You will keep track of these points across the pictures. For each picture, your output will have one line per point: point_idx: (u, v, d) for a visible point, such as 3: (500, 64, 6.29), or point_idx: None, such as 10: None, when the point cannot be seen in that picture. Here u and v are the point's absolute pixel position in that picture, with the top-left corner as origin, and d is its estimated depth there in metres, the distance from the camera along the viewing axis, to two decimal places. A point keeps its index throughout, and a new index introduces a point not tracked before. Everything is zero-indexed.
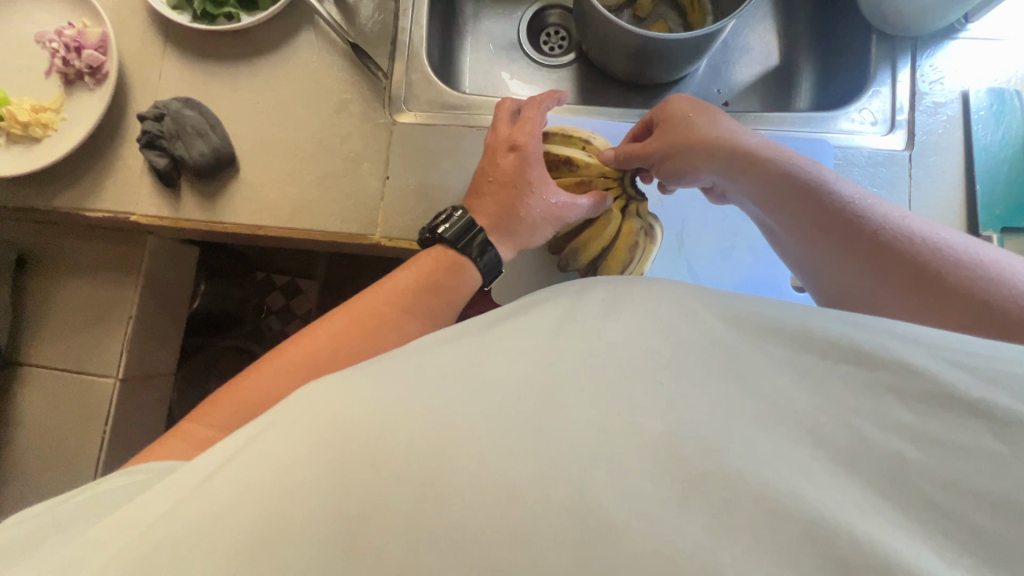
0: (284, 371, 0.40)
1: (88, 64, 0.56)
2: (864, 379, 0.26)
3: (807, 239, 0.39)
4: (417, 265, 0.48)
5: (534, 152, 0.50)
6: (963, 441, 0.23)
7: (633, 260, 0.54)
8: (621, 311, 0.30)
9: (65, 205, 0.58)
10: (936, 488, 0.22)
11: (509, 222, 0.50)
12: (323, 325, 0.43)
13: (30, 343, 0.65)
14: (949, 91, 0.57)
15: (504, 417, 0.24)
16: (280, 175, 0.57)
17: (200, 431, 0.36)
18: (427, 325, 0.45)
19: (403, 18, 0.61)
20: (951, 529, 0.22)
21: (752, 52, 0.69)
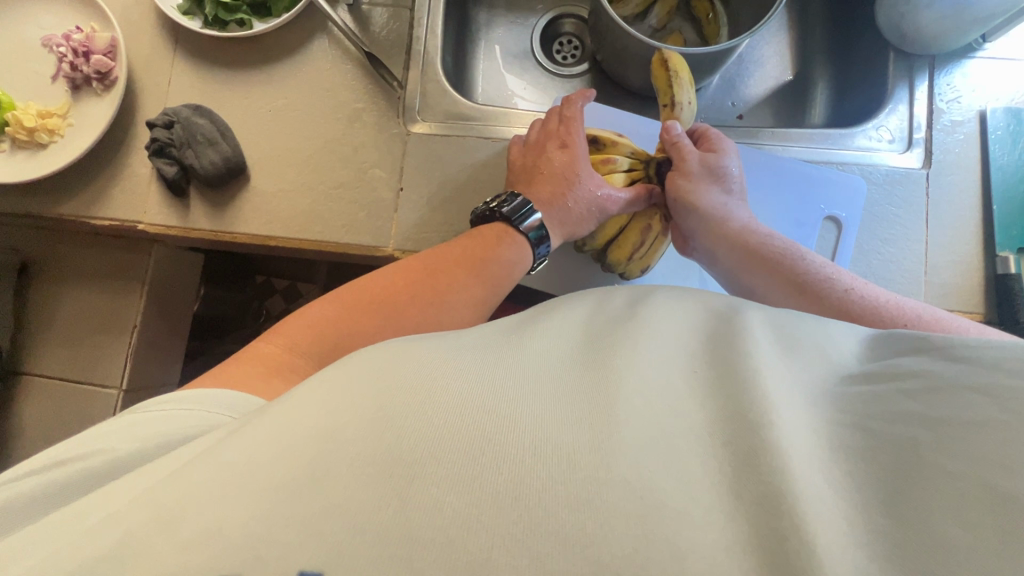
0: (348, 309, 0.40)
1: (96, 69, 0.55)
2: (873, 384, 0.26)
3: (793, 287, 0.44)
4: (482, 234, 0.49)
5: (583, 151, 0.52)
6: (969, 417, 0.23)
7: (644, 245, 0.54)
8: (646, 318, 0.31)
9: (71, 213, 0.57)
10: (949, 460, 0.21)
11: (559, 209, 0.50)
12: (393, 271, 0.44)
13: (32, 352, 0.64)
14: (966, 110, 0.57)
15: (524, 398, 0.24)
16: (291, 185, 0.56)
17: (261, 355, 0.35)
18: (487, 290, 0.45)
19: (417, 27, 0.60)
20: (970, 496, 0.20)
21: (766, 65, 0.69)
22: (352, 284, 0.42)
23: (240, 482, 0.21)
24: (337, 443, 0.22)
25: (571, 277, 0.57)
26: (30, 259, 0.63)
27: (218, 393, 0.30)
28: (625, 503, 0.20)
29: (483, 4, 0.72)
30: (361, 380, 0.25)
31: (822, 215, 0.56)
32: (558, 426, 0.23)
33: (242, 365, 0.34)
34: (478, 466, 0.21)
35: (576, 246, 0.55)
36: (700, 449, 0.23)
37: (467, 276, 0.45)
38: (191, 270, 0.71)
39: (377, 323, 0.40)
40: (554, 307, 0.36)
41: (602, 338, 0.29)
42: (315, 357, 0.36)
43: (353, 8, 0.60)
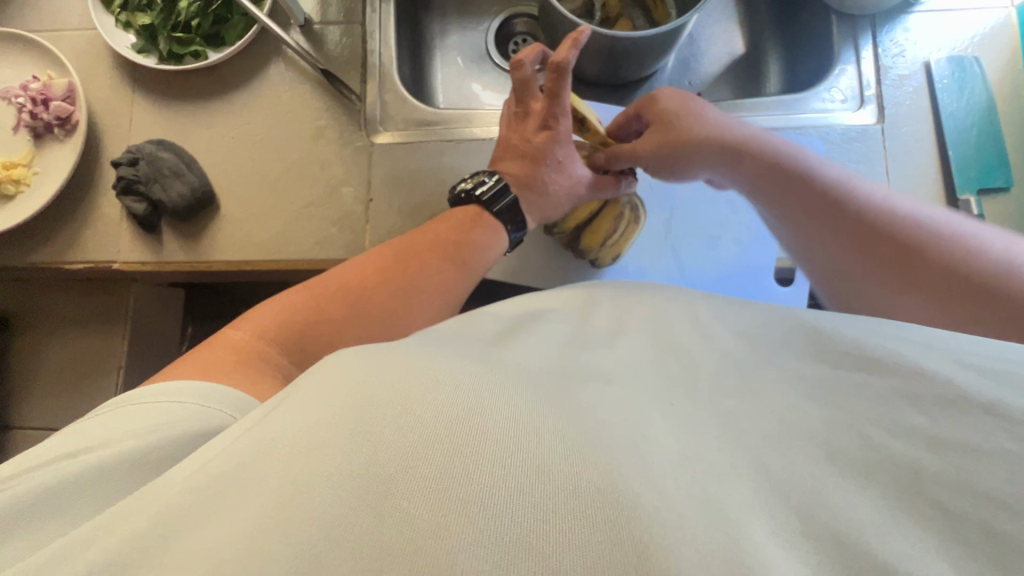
0: (318, 297, 0.40)
1: (56, 115, 0.56)
2: (868, 390, 0.26)
3: (795, 226, 0.45)
4: (454, 217, 0.49)
5: (569, 126, 0.49)
6: (976, 445, 0.22)
7: (617, 231, 0.55)
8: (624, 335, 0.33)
9: (45, 259, 0.57)
10: (949, 497, 0.21)
11: (534, 194, 0.51)
12: (362, 258, 0.44)
13: (19, 403, 0.64)
14: (912, 63, 0.58)
15: (496, 406, 0.23)
16: (261, 208, 0.57)
17: (239, 338, 0.37)
18: (459, 273, 0.46)
19: (371, 41, 0.61)
20: (962, 529, 0.21)
21: (717, 42, 0.71)
22: (321, 275, 0.42)
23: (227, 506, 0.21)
24: (315, 457, 0.22)
25: (548, 269, 0.58)
26: (10, 311, 0.62)
27: (199, 384, 0.32)
28: (602, 511, 0.20)
29: (435, 13, 0.73)
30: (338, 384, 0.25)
31: None
32: (541, 448, 0.22)
33: (216, 354, 0.35)
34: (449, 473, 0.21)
35: (547, 228, 0.56)
36: (701, 473, 0.22)
37: (440, 261, 0.45)
38: (174, 304, 0.71)
39: (347, 309, 0.40)
40: (539, 316, 0.35)
41: (586, 354, 0.30)
42: (284, 347, 0.37)
43: (306, 29, 0.61)
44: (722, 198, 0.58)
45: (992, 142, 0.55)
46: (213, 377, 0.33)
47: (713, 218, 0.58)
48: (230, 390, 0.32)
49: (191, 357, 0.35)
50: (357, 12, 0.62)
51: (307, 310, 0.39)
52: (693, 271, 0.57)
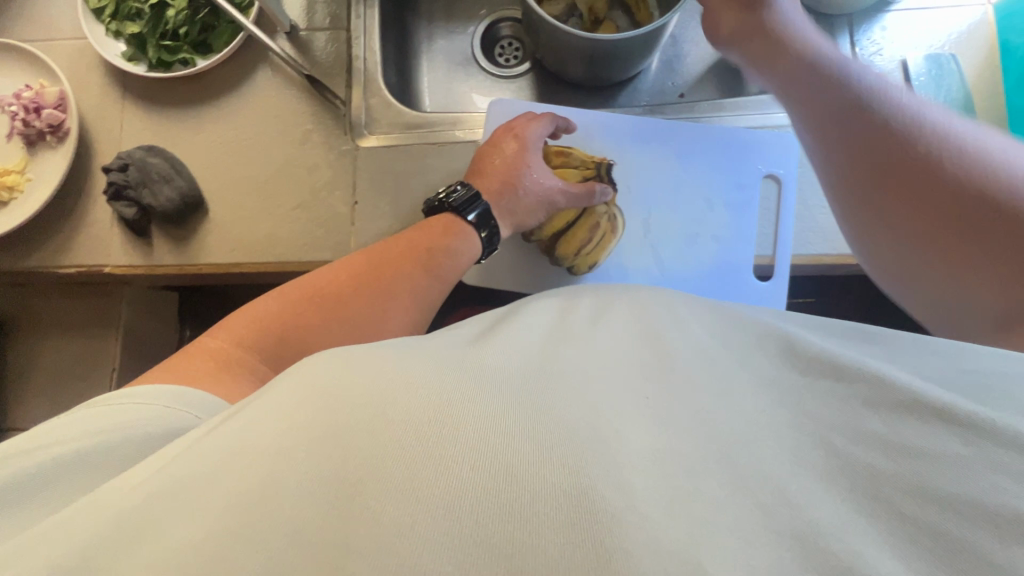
0: (292, 303, 0.42)
1: (48, 122, 0.57)
2: (839, 394, 0.27)
3: (842, 154, 0.43)
4: (431, 225, 0.50)
5: (535, 143, 0.54)
6: (931, 449, 0.24)
7: (591, 241, 0.56)
8: (611, 321, 0.33)
9: (38, 264, 0.58)
10: (900, 493, 0.23)
11: (510, 199, 0.53)
12: (337, 262, 0.46)
13: (15, 406, 0.65)
14: (889, 62, 0.59)
15: (467, 406, 0.24)
16: (249, 212, 0.58)
17: (213, 345, 0.38)
18: (433, 282, 0.47)
19: (356, 46, 0.62)
20: (912, 532, 0.22)
21: (699, 43, 0.71)
22: (297, 279, 0.44)
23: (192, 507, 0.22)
24: (282, 467, 0.22)
25: (533, 268, 0.59)
26: (5, 315, 0.64)
27: (172, 390, 0.33)
28: (565, 515, 0.21)
29: (422, 17, 0.74)
30: (301, 389, 0.26)
31: (762, 174, 0.58)
32: (509, 447, 0.23)
33: (194, 359, 0.36)
34: (420, 473, 0.22)
35: (525, 236, 0.58)
36: (665, 477, 0.23)
37: (413, 266, 0.46)
38: (167, 308, 0.72)
39: (322, 317, 0.42)
40: (521, 309, 0.35)
41: (569, 347, 0.29)
42: (258, 352, 0.39)
43: (292, 36, 0.62)
44: (701, 198, 0.59)
45: None
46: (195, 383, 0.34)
47: (692, 217, 0.59)
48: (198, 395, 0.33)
49: (168, 364, 0.36)
50: (343, 18, 0.63)
51: (282, 317, 0.41)
52: (672, 268, 0.58)
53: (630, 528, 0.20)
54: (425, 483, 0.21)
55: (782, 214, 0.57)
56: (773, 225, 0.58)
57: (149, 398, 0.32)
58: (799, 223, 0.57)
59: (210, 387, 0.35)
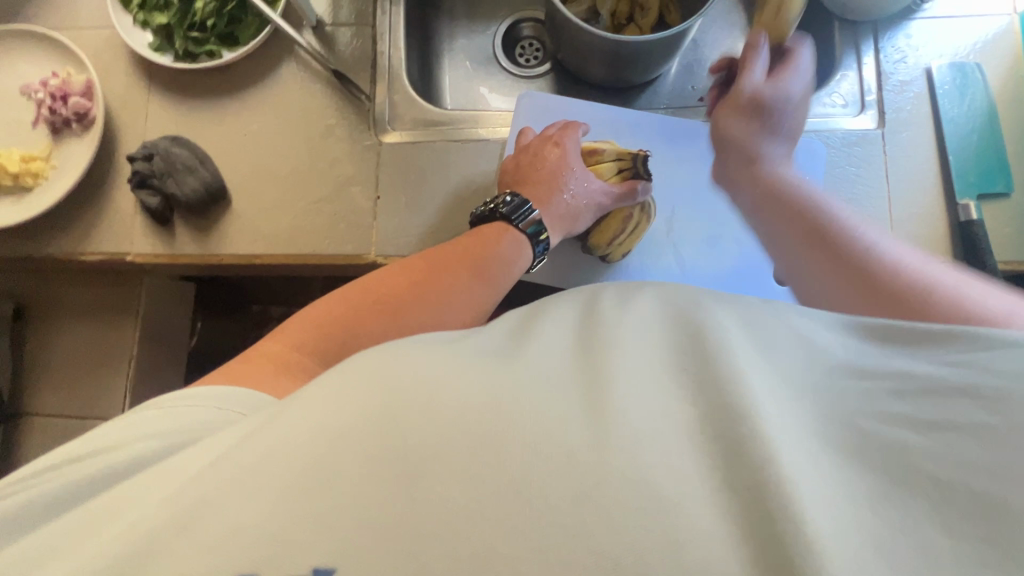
0: (353, 306, 0.41)
1: (75, 110, 0.57)
2: (868, 383, 0.26)
3: (800, 244, 0.45)
4: (485, 231, 0.51)
5: (575, 150, 0.57)
6: (959, 423, 0.24)
7: (623, 231, 0.57)
8: (634, 304, 0.31)
9: (61, 251, 0.58)
10: (941, 468, 0.22)
11: (560, 207, 0.55)
12: (395, 268, 0.46)
13: (32, 393, 0.65)
14: (913, 69, 0.59)
15: (501, 395, 0.24)
16: (272, 204, 0.58)
17: (273, 347, 0.38)
18: (487, 286, 0.46)
19: (380, 42, 0.63)
20: (955, 504, 0.22)
21: (720, 47, 0.72)
22: (354, 284, 0.44)
23: (270, 487, 0.22)
24: (347, 450, 0.23)
25: (552, 267, 0.59)
26: (25, 302, 0.64)
27: (226, 390, 0.32)
28: (617, 497, 0.21)
29: (444, 17, 0.74)
30: (354, 382, 0.25)
31: None
32: (553, 431, 0.23)
33: (252, 362, 0.36)
34: (470, 463, 0.22)
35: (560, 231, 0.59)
36: (699, 459, 0.23)
37: (469, 274, 0.46)
38: (185, 299, 0.72)
39: (380, 321, 0.41)
40: (543, 306, 0.34)
41: (592, 333, 0.28)
42: (316, 354, 0.38)
43: (317, 30, 0.63)
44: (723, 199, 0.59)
45: (993, 147, 0.56)
46: (239, 382, 0.33)
47: (714, 217, 0.59)
48: (248, 392, 0.32)
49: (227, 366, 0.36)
50: (368, 14, 0.63)
51: (341, 321, 0.40)
52: (692, 268, 0.58)
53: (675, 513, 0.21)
54: (485, 473, 0.22)
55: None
56: None
57: (206, 399, 0.31)
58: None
59: (262, 386, 0.33)
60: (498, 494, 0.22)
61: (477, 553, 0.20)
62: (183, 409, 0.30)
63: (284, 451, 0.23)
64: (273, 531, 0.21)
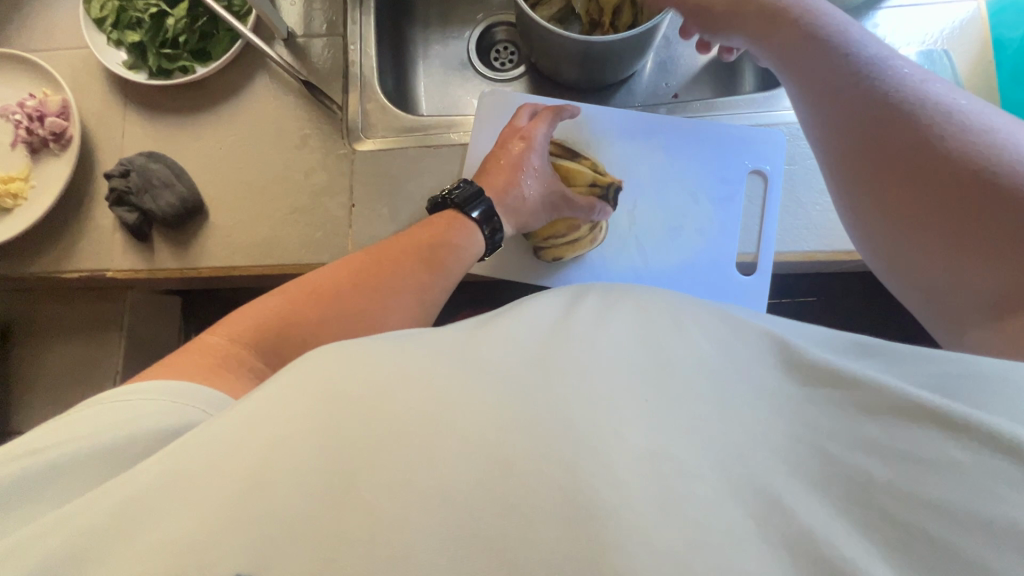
0: (297, 297, 0.42)
1: (51, 130, 0.58)
2: (840, 403, 0.26)
3: (849, 126, 0.41)
4: (435, 220, 0.51)
5: (542, 147, 0.57)
6: (930, 456, 0.23)
7: (562, 237, 0.58)
8: (609, 317, 0.31)
9: (42, 269, 0.59)
10: (901, 506, 0.22)
11: (515, 199, 0.55)
12: (341, 261, 0.46)
13: (18, 410, 0.66)
14: None
15: (452, 406, 0.24)
16: (248, 216, 0.59)
17: (217, 342, 0.38)
18: (436, 273, 0.47)
19: (352, 52, 0.63)
20: (909, 545, 0.21)
21: (692, 44, 0.72)
22: (302, 278, 0.45)
23: (202, 487, 0.22)
24: (296, 452, 0.23)
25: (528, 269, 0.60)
26: (10, 320, 0.65)
27: (168, 384, 0.33)
28: (562, 516, 0.22)
29: (418, 24, 0.75)
30: (298, 385, 0.25)
31: (748, 169, 0.59)
32: (502, 450, 0.23)
33: (194, 357, 0.36)
34: (412, 474, 0.23)
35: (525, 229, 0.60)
36: (651, 485, 0.23)
37: (419, 258, 0.47)
38: (170, 312, 0.73)
39: (321, 309, 0.42)
40: (518, 304, 0.34)
41: (560, 347, 0.28)
42: (261, 348, 0.39)
43: (290, 42, 0.63)
44: (686, 191, 0.60)
45: None
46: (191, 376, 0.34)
47: (675, 209, 0.60)
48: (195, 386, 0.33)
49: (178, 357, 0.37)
50: (339, 25, 0.64)
51: (285, 312, 0.41)
52: (655, 260, 0.59)
53: (624, 530, 0.21)
54: (417, 485, 0.22)
55: (766, 207, 0.58)
56: (757, 223, 0.58)
57: (152, 393, 0.32)
58: (782, 222, 0.57)
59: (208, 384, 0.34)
60: (437, 501, 0.22)
61: (411, 556, 0.21)
62: (137, 404, 0.31)
63: (227, 452, 0.23)
64: (212, 539, 0.21)
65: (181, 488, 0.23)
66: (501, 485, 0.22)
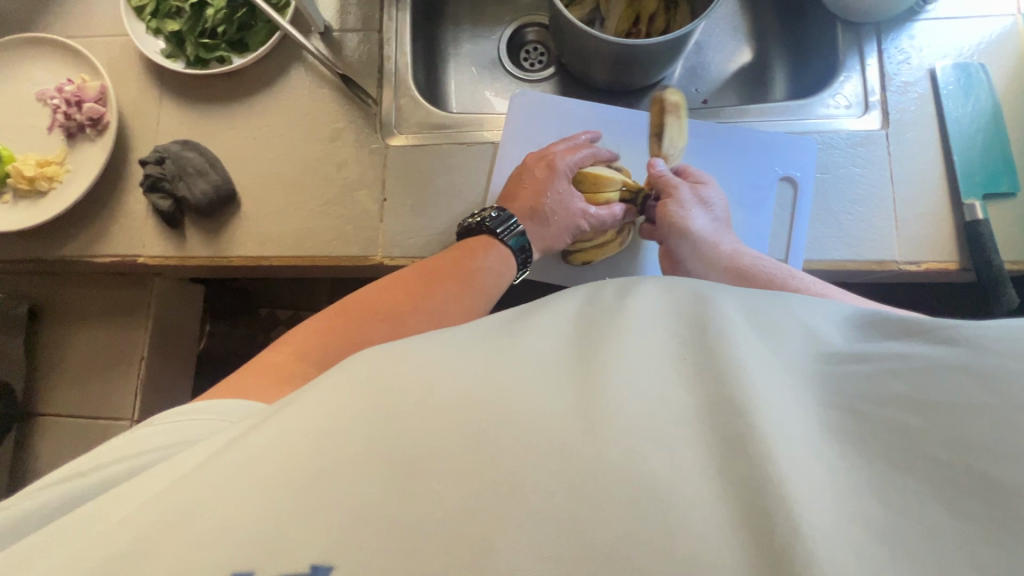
0: (347, 321, 0.44)
1: (89, 116, 0.59)
2: (873, 361, 0.25)
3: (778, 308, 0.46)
4: (469, 245, 0.52)
5: (566, 170, 0.56)
6: (971, 407, 0.22)
7: (594, 238, 0.58)
8: (631, 300, 0.31)
9: (75, 253, 0.60)
10: (948, 455, 0.21)
11: (539, 225, 0.55)
12: (383, 283, 0.48)
13: (44, 393, 0.66)
14: (916, 70, 0.59)
15: (508, 398, 0.24)
16: (280, 206, 0.59)
17: (271, 358, 0.40)
18: (480, 298, 0.49)
19: (387, 47, 0.64)
20: (967, 493, 0.20)
21: (723, 50, 0.72)
22: (345, 300, 0.46)
23: (264, 497, 0.23)
24: (361, 446, 0.23)
25: (555, 268, 0.60)
26: (39, 303, 0.65)
27: (228, 401, 0.34)
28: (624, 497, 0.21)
29: (449, 23, 0.75)
30: (356, 387, 0.26)
31: (778, 176, 0.59)
32: (551, 430, 0.23)
33: (252, 374, 0.38)
34: (475, 465, 0.23)
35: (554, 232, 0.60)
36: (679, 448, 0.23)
37: (455, 285, 0.48)
38: (194, 301, 0.74)
39: (373, 329, 0.44)
40: (547, 300, 0.34)
41: (589, 333, 0.29)
42: (317, 361, 0.40)
43: (325, 35, 0.64)
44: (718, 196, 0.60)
45: (997, 147, 0.56)
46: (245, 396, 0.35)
47: None
48: (252, 403, 0.34)
49: (235, 377, 0.38)
50: (375, 20, 0.64)
51: (337, 334, 0.42)
52: None
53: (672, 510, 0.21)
54: (476, 476, 0.22)
55: (797, 214, 0.58)
56: (787, 230, 0.58)
57: (210, 411, 0.32)
58: (814, 230, 0.57)
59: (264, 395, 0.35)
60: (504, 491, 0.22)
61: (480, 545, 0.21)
62: (189, 419, 0.31)
63: (291, 455, 0.24)
64: (285, 537, 0.22)
65: (241, 490, 0.23)
66: (548, 471, 0.22)
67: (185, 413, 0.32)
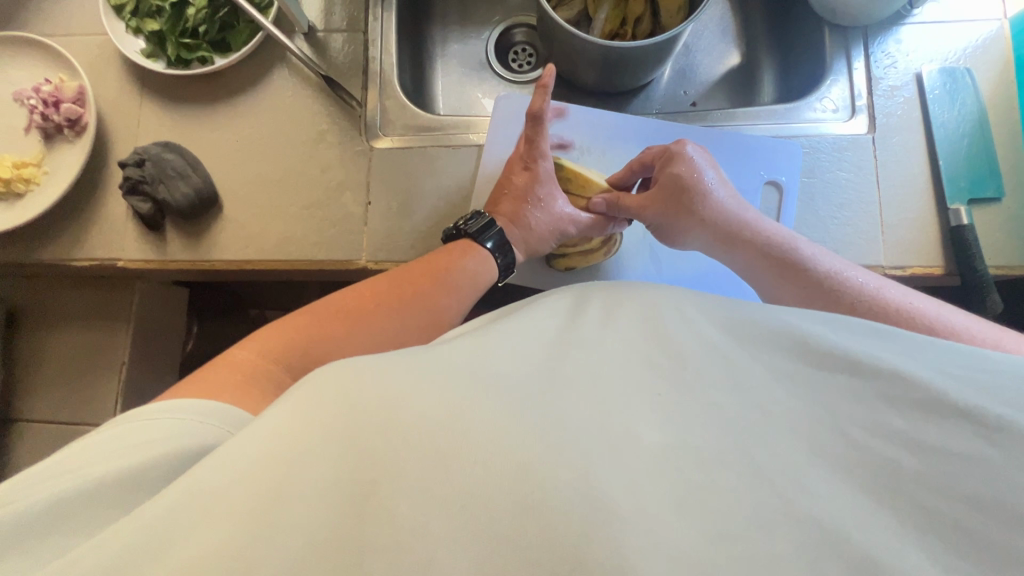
0: (320, 321, 0.43)
1: (67, 116, 0.57)
2: (859, 386, 0.26)
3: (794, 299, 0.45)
4: (447, 249, 0.52)
5: (545, 171, 0.55)
6: (953, 447, 0.23)
7: (577, 246, 0.58)
8: (619, 319, 0.31)
9: (53, 256, 0.59)
10: (930, 494, 0.23)
11: (523, 229, 0.54)
12: (359, 284, 0.47)
13: (23, 397, 0.65)
14: (903, 74, 0.59)
15: (472, 412, 0.24)
16: (263, 209, 0.58)
17: (242, 355, 0.39)
18: (455, 300, 0.49)
19: (372, 48, 0.63)
20: (944, 535, 0.22)
21: (712, 52, 0.72)
22: (320, 300, 0.46)
23: (216, 515, 0.22)
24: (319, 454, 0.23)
25: (542, 272, 0.60)
26: (18, 307, 0.64)
27: (196, 402, 0.33)
28: (579, 510, 0.21)
29: (436, 23, 0.75)
30: (317, 398, 0.25)
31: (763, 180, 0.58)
32: (522, 447, 0.23)
33: (222, 370, 0.37)
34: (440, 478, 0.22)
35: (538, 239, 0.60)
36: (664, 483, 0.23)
37: (434, 288, 0.48)
38: (177, 303, 0.72)
39: (345, 331, 0.43)
40: (529, 305, 0.35)
41: (573, 349, 0.29)
42: (289, 365, 0.40)
43: (310, 36, 0.63)
44: None
45: (982, 152, 0.56)
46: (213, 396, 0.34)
47: None
48: (225, 406, 0.33)
49: (204, 372, 0.37)
50: (360, 20, 0.63)
51: (309, 335, 0.42)
52: (669, 267, 0.59)
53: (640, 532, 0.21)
54: (440, 491, 0.22)
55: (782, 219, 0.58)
56: None
57: (182, 412, 0.32)
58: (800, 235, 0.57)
59: (237, 400, 0.35)
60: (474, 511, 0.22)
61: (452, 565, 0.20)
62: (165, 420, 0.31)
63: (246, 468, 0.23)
64: (234, 551, 0.21)
65: (199, 505, 0.22)
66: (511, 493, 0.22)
67: (156, 415, 0.31)
